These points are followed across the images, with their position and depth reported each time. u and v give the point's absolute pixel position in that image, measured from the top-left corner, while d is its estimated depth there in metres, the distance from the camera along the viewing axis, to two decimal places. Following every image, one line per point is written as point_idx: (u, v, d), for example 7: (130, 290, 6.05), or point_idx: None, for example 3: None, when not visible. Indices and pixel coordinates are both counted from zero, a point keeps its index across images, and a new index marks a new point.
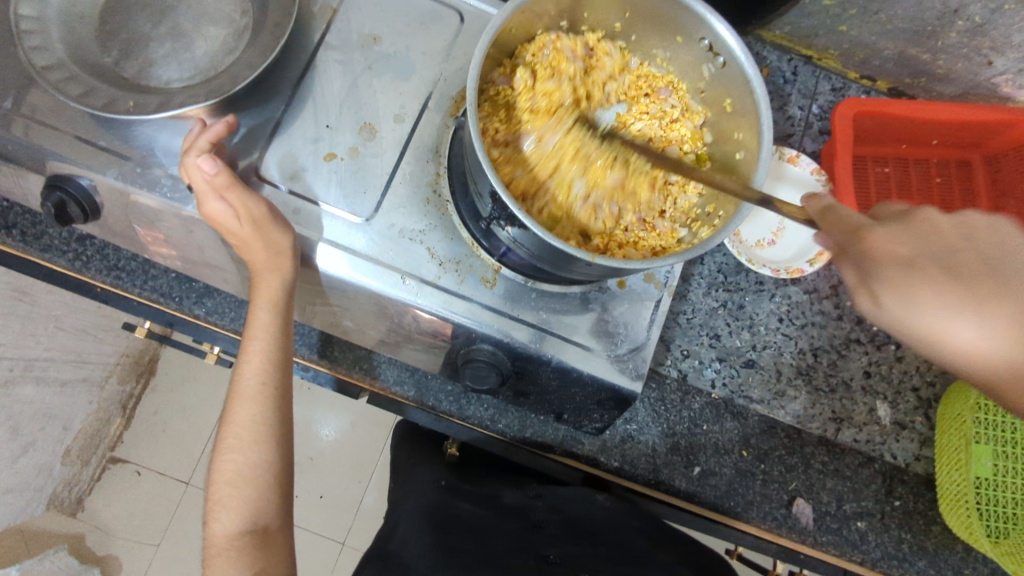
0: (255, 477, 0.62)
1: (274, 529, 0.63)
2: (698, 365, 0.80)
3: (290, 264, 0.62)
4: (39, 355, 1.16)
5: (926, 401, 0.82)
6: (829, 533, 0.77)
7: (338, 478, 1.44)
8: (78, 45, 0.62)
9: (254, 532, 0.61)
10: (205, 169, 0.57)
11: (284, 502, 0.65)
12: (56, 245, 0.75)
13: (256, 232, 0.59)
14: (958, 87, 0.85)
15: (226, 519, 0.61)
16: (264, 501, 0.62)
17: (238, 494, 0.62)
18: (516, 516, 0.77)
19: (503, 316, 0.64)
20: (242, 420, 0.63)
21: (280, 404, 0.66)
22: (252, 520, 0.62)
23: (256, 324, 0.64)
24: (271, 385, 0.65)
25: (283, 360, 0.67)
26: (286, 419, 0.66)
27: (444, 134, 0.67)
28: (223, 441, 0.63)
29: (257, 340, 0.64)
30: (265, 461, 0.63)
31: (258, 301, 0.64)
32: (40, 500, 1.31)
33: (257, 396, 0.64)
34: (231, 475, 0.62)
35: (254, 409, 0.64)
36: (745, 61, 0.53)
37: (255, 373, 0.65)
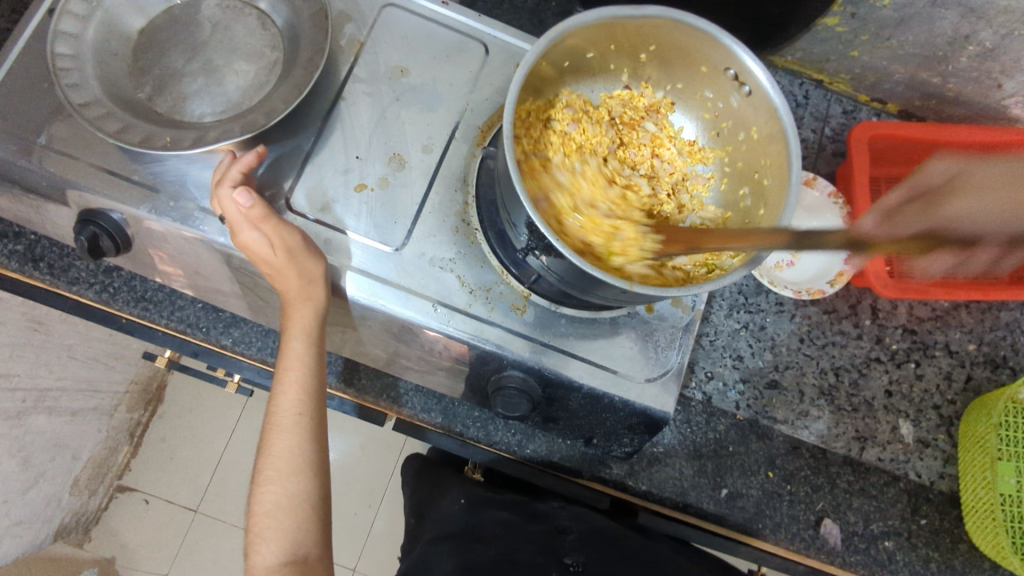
0: (293, 508, 0.62)
1: (314, 561, 0.62)
2: (723, 386, 0.80)
3: (324, 294, 0.63)
4: (53, 385, 1.15)
5: (948, 419, 0.82)
6: (858, 553, 0.77)
7: (350, 502, 1.43)
8: (114, 82, 0.63)
9: (295, 564, 0.60)
10: (240, 202, 0.58)
11: (322, 533, 0.64)
12: (83, 277, 0.75)
13: (289, 262, 0.59)
14: (968, 108, 0.86)
15: (268, 551, 0.60)
16: (305, 532, 0.62)
17: (279, 527, 0.61)
18: (544, 521, 0.74)
19: (535, 342, 0.65)
20: (280, 451, 0.63)
21: (317, 435, 0.66)
22: (293, 551, 0.61)
23: (291, 355, 0.64)
24: (307, 416, 0.65)
25: (317, 390, 0.67)
26: (322, 449, 0.66)
27: (471, 163, 0.68)
28: (262, 472, 0.63)
29: (291, 370, 0.64)
30: (304, 492, 0.63)
31: (292, 331, 0.64)
32: (50, 532, 1.29)
33: (294, 427, 0.64)
34: (271, 507, 0.62)
35: (291, 440, 0.64)
36: (771, 89, 0.54)
37: (291, 403, 0.65)
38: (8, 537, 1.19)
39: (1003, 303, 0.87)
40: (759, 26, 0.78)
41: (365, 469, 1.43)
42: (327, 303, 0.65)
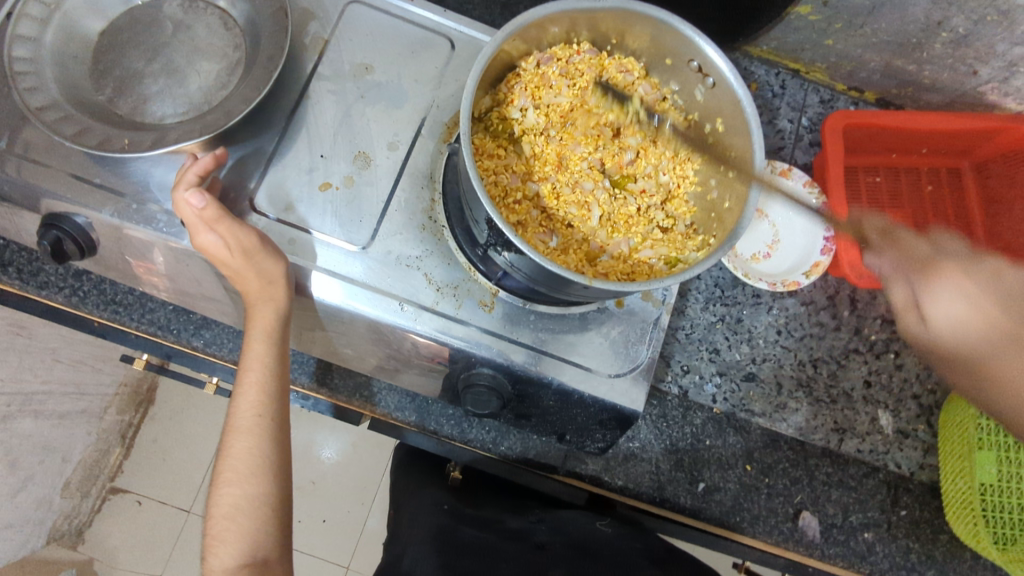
0: (253, 510, 0.62)
1: (274, 564, 0.61)
2: (699, 380, 0.79)
3: (284, 293, 0.62)
4: (38, 388, 1.16)
5: (927, 409, 0.82)
6: (836, 545, 0.77)
7: (341, 501, 1.43)
8: (73, 84, 0.62)
9: (252, 566, 0.59)
10: (193, 204, 0.57)
11: (282, 534, 0.63)
12: (53, 281, 0.75)
13: (246, 263, 0.59)
14: (945, 96, 0.85)
15: (224, 553, 0.60)
16: (262, 534, 0.61)
17: (236, 528, 0.61)
18: (520, 539, 0.72)
19: (502, 339, 0.65)
20: (239, 452, 0.63)
21: (278, 436, 0.66)
22: (250, 553, 0.60)
23: (252, 356, 0.64)
24: (267, 417, 0.65)
25: (279, 391, 0.67)
26: (283, 450, 0.66)
27: (438, 160, 0.68)
28: (219, 474, 0.63)
29: (252, 371, 0.64)
30: (262, 494, 0.63)
31: (253, 332, 0.64)
32: (41, 534, 1.30)
33: (252, 429, 0.64)
34: (229, 509, 0.62)
35: (249, 441, 0.63)
36: (734, 79, 0.54)
37: (251, 405, 0.64)
38: None
39: None
40: (729, 16, 0.77)
41: (356, 468, 1.43)
42: (290, 303, 0.65)
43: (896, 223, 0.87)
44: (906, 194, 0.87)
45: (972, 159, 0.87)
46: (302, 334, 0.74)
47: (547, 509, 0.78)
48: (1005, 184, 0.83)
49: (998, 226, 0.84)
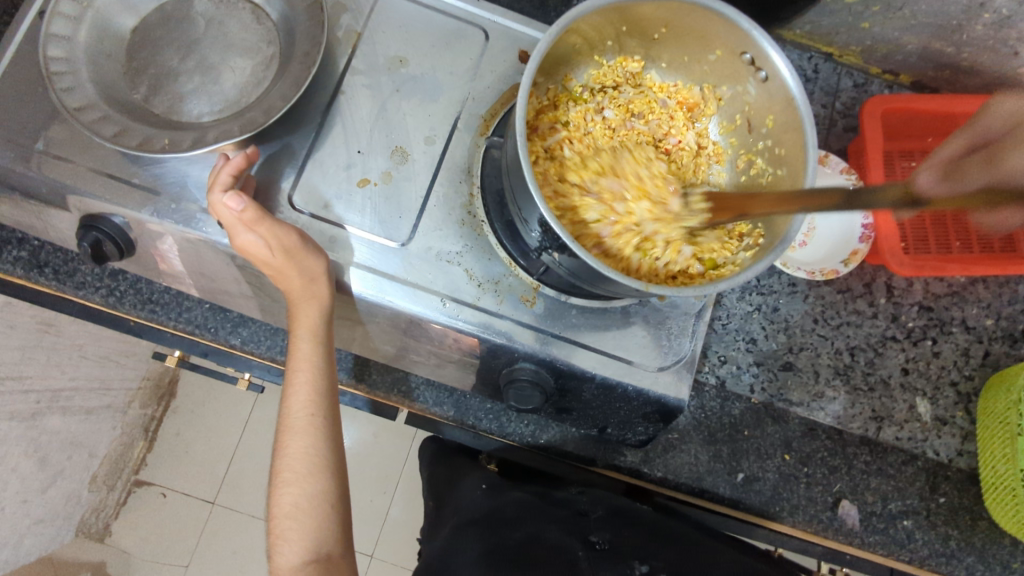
0: (312, 507, 0.62)
1: (337, 558, 0.61)
2: (736, 370, 0.79)
3: (330, 291, 0.62)
4: (65, 385, 1.17)
5: (966, 395, 0.81)
6: (876, 533, 0.77)
7: (365, 491, 1.44)
8: (109, 84, 0.61)
9: (318, 562, 0.60)
10: (233, 207, 0.57)
11: (341, 529, 0.63)
12: (89, 281, 0.75)
13: (289, 262, 0.58)
14: (983, 77, 0.84)
15: (290, 551, 0.60)
16: (324, 531, 0.62)
17: (300, 526, 0.61)
18: (564, 504, 0.72)
19: (548, 334, 0.64)
20: (296, 451, 0.63)
21: (331, 434, 0.65)
22: (315, 550, 0.60)
23: (299, 355, 0.64)
24: (319, 415, 0.64)
25: (328, 388, 0.66)
26: (336, 447, 0.66)
27: (476, 153, 0.67)
28: (278, 475, 0.63)
29: (301, 370, 0.64)
30: (322, 492, 0.63)
31: (300, 331, 0.63)
32: (70, 527, 1.31)
33: (306, 428, 0.64)
34: (290, 508, 0.61)
35: (305, 440, 0.63)
36: (790, 76, 0.52)
37: (302, 403, 0.64)
38: (31, 534, 1.21)
39: (1021, 277, 0.85)
40: None
41: (378, 457, 1.43)
42: (333, 301, 0.64)
43: (931, 208, 0.86)
44: None
45: None
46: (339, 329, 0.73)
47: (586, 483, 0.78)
48: None
49: None
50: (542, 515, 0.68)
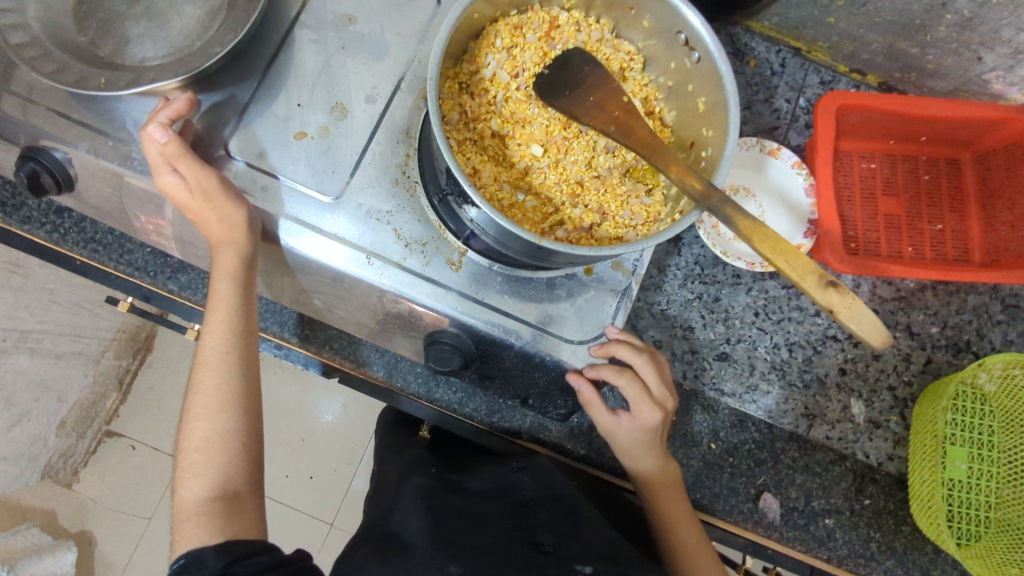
0: (223, 443, 0.63)
1: (244, 496, 0.62)
2: (671, 356, 0.79)
3: (247, 234, 0.63)
4: (34, 328, 1.21)
5: (902, 400, 0.81)
6: (796, 529, 0.77)
7: (329, 459, 1.46)
8: (56, 25, 0.63)
9: (224, 497, 0.61)
10: (157, 139, 0.58)
11: (251, 470, 0.64)
12: (35, 216, 0.76)
13: (206, 201, 0.60)
14: (949, 82, 0.83)
15: (197, 484, 0.61)
16: (232, 467, 0.63)
17: (208, 460, 0.62)
18: (505, 495, 0.72)
19: (468, 300, 0.65)
20: (207, 387, 0.64)
21: (245, 375, 0.67)
22: (223, 486, 0.61)
23: (217, 296, 0.66)
24: (233, 354, 0.66)
25: (245, 330, 0.68)
26: (251, 388, 0.67)
27: (416, 116, 0.67)
28: (190, 410, 0.64)
29: (218, 310, 0.65)
30: (234, 428, 0.64)
31: (219, 271, 0.65)
32: (35, 469, 1.32)
33: (219, 365, 0.65)
34: (200, 442, 0.62)
35: (217, 376, 0.64)
36: (716, 53, 0.54)
37: (218, 342, 0.66)
38: None
39: (971, 287, 0.83)
40: None
41: (346, 427, 1.46)
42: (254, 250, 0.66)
43: (886, 211, 0.85)
44: (903, 182, 0.86)
45: (973, 149, 0.85)
46: (273, 279, 0.74)
47: (530, 457, 0.78)
48: (1003, 178, 0.81)
49: (993, 219, 0.83)
50: (488, 514, 0.67)
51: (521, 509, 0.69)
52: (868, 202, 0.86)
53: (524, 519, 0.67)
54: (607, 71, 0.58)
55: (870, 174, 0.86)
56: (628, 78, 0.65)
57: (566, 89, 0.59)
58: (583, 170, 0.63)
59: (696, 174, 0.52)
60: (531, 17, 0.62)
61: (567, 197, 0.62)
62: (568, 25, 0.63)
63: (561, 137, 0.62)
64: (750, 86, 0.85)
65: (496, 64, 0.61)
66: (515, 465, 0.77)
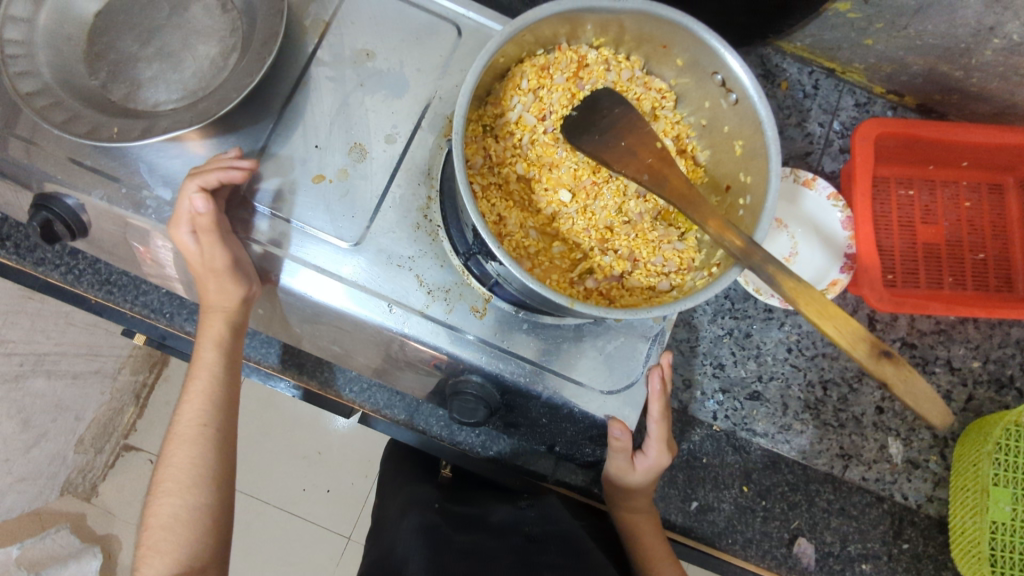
0: (190, 520, 0.62)
1: (211, 571, 0.62)
2: (700, 396, 0.76)
3: (235, 307, 0.65)
4: (51, 349, 1.20)
5: (942, 439, 0.78)
6: (831, 574, 0.75)
7: (345, 474, 1.44)
8: (67, 69, 0.61)
9: (190, 575, 0.60)
10: (195, 206, 0.58)
11: (218, 543, 0.64)
12: (49, 258, 0.74)
13: (211, 276, 0.61)
14: (994, 105, 0.79)
15: (158, 562, 0.60)
16: (196, 544, 0.61)
17: (174, 538, 0.61)
18: (507, 533, 0.72)
19: (493, 349, 0.62)
20: (180, 461, 0.64)
21: (221, 448, 0.66)
22: (186, 563, 0.60)
23: (202, 364, 0.66)
24: (210, 428, 0.65)
25: (228, 400, 0.68)
26: (226, 461, 0.66)
27: (437, 155, 0.65)
28: (160, 484, 0.63)
29: (200, 378, 0.66)
30: (203, 504, 0.63)
31: (205, 340, 0.66)
32: (54, 487, 1.33)
33: (195, 438, 0.65)
34: (167, 519, 0.62)
35: (192, 450, 0.64)
36: (758, 99, 0.51)
37: (196, 414, 0.65)
38: (12, 491, 1.23)
39: (1015, 319, 0.80)
40: (757, 18, 0.72)
41: (361, 441, 1.44)
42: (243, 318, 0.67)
43: (926, 240, 0.82)
44: (942, 209, 0.82)
45: (1018, 173, 0.81)
46: (271, 324, 0.73)
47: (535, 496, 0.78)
48: None
49: None
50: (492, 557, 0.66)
51: (527, 544, 0.70)
52: (906, 230, 0.82)
53: (530, 560, 0.66)
54: (638, 114, 0.56)
55: (907, 201, 0.83)
56: (659, 116, 0.62)
57: (595, 132, 0.56)
58: (612, 216, 0.60)
59: (736, 229, 0.49)
60: (559, 57, 0.58)
61: (596, 242, 0.59)
62: (598, 63, 0.59)
63: (590, 182, 0.60)
64: (782, 110, 0.82)
65: (521, 106, 0.59)
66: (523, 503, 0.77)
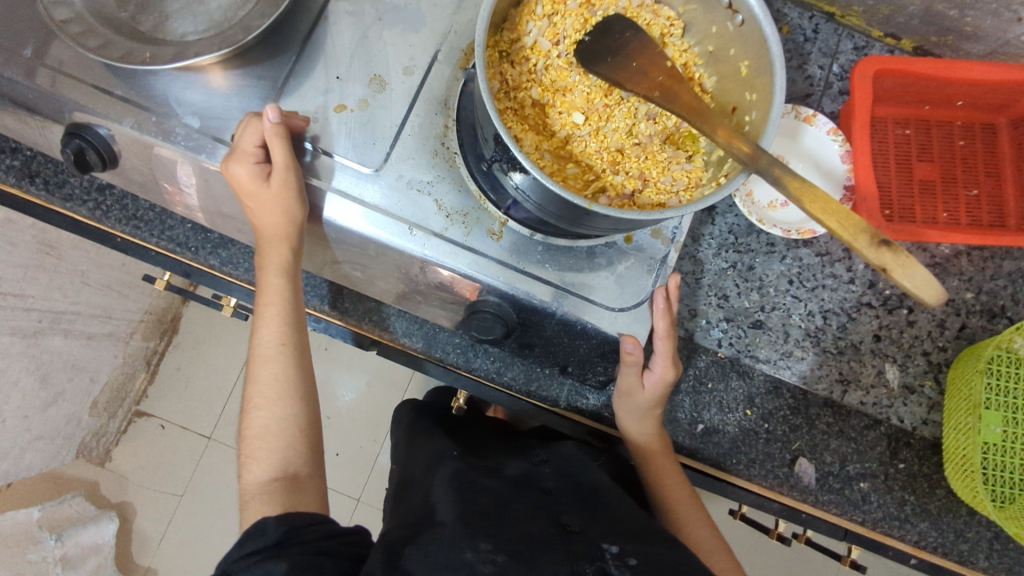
0: (282, 432, 0.68)
1: (303, 476, 0.67)
2: (706, 324, 0.80)
3: (297, 231, 0.67)
4: (67, 308, 1.20)
5: (937, 365, 0.81)
6: (830, 492, 0.78)
7: (355, 435, 1.47)
8: (97, 0, 0.63)
9: (283, 479, 0.65)
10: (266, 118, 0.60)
11: (309, 454, 0.69)
12: (77, 194, 0.77)
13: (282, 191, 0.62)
14: (987, 44, 0.82)
15: (258, 467, 0.66)
16: (290, 451, 0.67)
17: (268, 447, 0.67)
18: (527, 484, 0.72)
19: (510, 269, 0.65)
20: (266, 378, 0.69)
21: (300, 363, 0.72)
22: (282, 467, 0.66)
23: (270, 288, 0.70)
24: (288, 345, 0.70)
25: (295, 318, 0.72)
26: (305, 374, 0.72)
27: (454, 87, 0.67)
28: (252, 400, 0.69)
29: (273, 302, 0.70)
30: (292, 416, 0.69)
31: (268, 266, 0.68)
32: (70, 448, 1.35)
33: (275, 356, 0.70)
34: (260, 429, 0.68)
35: (274, 366, 0.70)
36: (762, 18, 0.53)
37: (274, 336, 0.70)
38: (30, 450, 1.24)
39: (1006, 252, 0.83)
40: None
41: (369, 405, 1.48)
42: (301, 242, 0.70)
43: (921, 177, 0.85)
44: (937, 148, 0.86)
45: (1010, 113, 0.84)
46: None
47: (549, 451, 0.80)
48: None
49: None
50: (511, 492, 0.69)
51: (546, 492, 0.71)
52: (902, 167, 0.86)
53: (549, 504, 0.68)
54: (648, 36, 0.58)
55: (904, 139, 0.86)
56: (668, 43, 0.65)
57: (608, 57, 0.59)
58: (624, 139, 0.63)
59: (743, 136, 0.51)
60: None
61: (608, 163, 0.62)
62: None
63: (603, 106, 0.63)
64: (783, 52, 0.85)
65: (536, 32, 0.62)
66: (538, 458, 0.79)
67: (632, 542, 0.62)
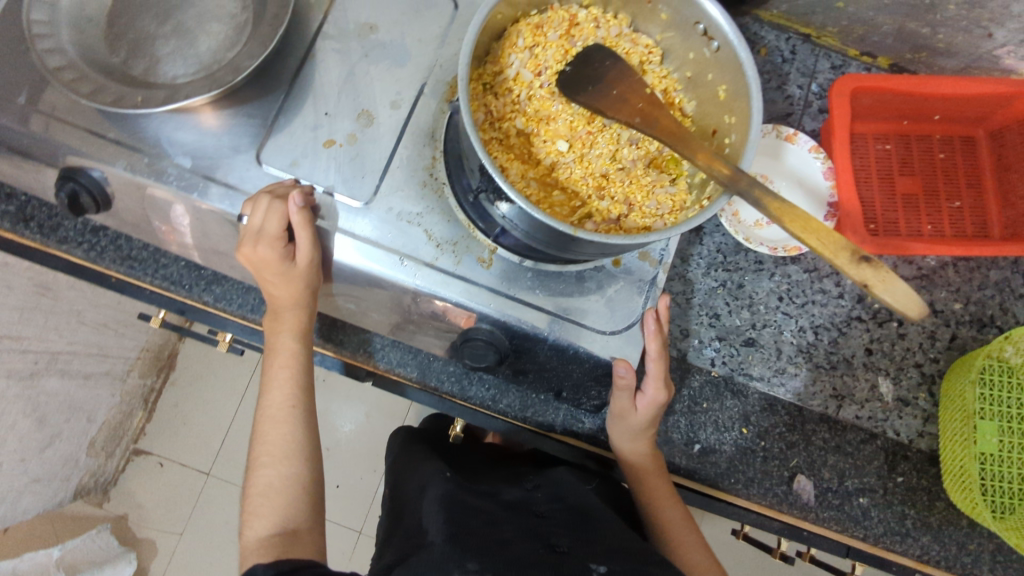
0: (287, 488, 0.68)
1: (302, 530, 0.67)
2: (698, 344, 0.80)
3: (311, 298, 0.70)
4: (63, 349, 1.20)
5: (929, 377, 0.81)
6: (830, 509, 0.78)
7: (354, 467, 1.46)
8: (89, 47, 0.65)
9: (282, 534, 0.66)
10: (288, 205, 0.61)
11: (310, 509, 0.69)
12: (72, 236, 0.78)
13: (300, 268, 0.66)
14: (960, 60, 0.84)
15: (258, 524, 0.66)
16: (294, 508, 0.68)
17: (270, 504, 0.68)
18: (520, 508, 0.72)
19: (501, 297, 0.66)
20: (274, 438, 0.70)
21: (308, 424, 0.72)
22: (282, 524, 0.66)
23: (282, 349, 0.72)
24: (298, 407, 0.72)
25: (307, 382, 0.74)
26: (311, 435, 0.72)
27: (440, 119, 0.69)
28: (258, 459, 0.70)
29: (284, 363, 0.72)
30: (297, 475, 0.69)
31: (284, 330, 0.71)
32: (67, 490, 1.34)
33: (286, 418, 0.71)
34: (264, 487, 0.68)
35: (283, 428, 0.70)
36: (737, 42, 0.55)
37: (284, 398, 0.72)
38: (27, 493, 1.23)
39: (991, 262, 0.84)
40: None
41: (368, 436, 1.47)
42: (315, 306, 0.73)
43: (903, 191, 0.86)
44: (918, 162, 0.87)
45: (987, 125, 0.86)
46: None
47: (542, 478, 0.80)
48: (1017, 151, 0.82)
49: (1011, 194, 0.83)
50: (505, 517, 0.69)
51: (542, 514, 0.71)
52: (885, 182, 0.87)
53: (538, 528, 0.68)
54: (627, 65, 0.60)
55: (885, 154, 0.87)
56: (647, 70, 0.66)
57: (589, 84, 0.60)
58: (608, 164, 0.64)
59: (723, 159, 0.52)
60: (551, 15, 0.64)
61: (593, 189, 0.63)
62: (587, 22, 0.65)
63: (586, 133, 0.64)
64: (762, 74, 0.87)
65: (519, 63, 0.63)
66: (530, 484, 0.79)
67: (623, 562, 0.61)
